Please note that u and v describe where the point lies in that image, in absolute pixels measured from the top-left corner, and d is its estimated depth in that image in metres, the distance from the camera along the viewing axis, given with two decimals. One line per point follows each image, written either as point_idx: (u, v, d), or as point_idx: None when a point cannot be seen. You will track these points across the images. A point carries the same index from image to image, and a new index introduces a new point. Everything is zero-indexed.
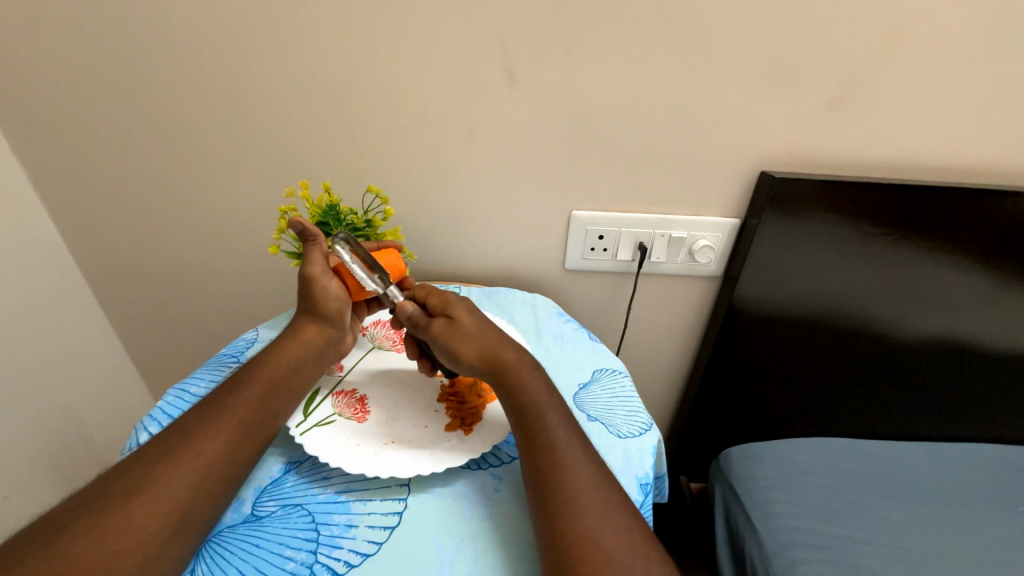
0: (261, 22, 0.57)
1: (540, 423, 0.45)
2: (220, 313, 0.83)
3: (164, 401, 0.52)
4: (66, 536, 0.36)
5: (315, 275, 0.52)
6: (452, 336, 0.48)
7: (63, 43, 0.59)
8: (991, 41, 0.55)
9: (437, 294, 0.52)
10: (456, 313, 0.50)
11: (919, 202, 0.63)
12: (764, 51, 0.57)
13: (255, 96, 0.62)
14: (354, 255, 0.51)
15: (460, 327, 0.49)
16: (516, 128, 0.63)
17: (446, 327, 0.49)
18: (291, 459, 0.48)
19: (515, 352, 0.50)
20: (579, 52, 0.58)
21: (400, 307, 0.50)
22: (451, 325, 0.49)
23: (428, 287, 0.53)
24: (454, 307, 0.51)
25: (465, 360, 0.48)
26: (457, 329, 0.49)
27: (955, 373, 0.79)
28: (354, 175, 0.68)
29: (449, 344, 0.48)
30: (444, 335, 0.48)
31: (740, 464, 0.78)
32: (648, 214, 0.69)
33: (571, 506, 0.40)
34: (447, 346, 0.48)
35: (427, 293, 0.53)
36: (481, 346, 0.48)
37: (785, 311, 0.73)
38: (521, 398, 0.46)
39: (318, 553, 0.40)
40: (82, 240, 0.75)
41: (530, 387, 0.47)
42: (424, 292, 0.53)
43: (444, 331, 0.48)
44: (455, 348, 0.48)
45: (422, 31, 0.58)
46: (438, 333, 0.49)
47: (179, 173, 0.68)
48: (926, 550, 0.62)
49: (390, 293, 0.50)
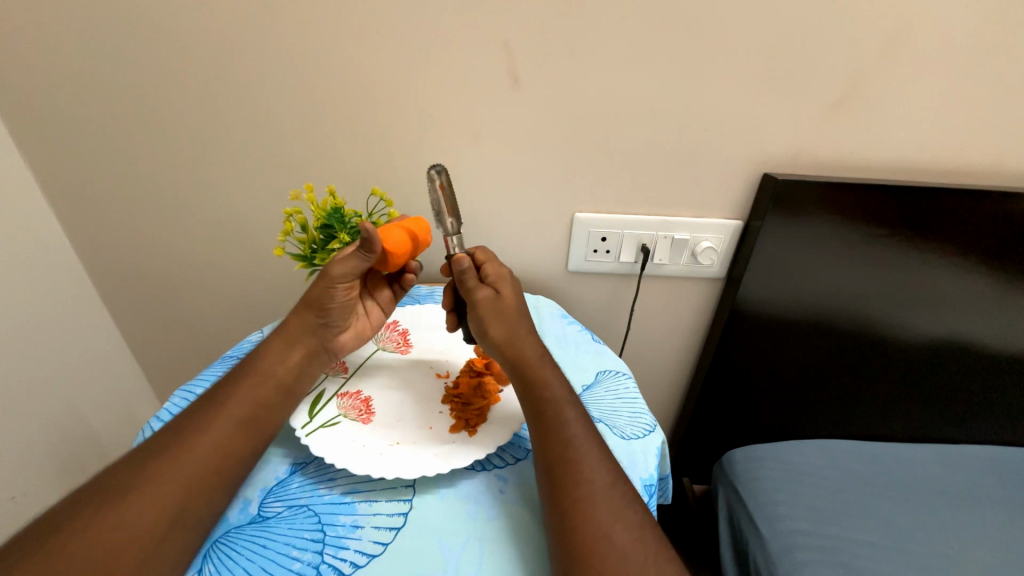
0: (267, 27, 0.58)
1: (557, 418, 0.45)
2: (225, 315, 0.83)
3: (171, 402, 0.52)
4: (70, 534, 0.37)
5: (332, 273, 0.50)
6: (493, 310, 0.49)
7: (70, 49, 0.60)
8: (992, 43, 0.56)
9: (492, 267, 0.52)
10: (505, 292, 0.50)
11: (921, 205, 0.63)
12: (766, 54, 0.57)
13: (261, 100, 0.63)
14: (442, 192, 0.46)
15: (504, 306, 0.49)
16: (518, 130, 0.64)
17: (492, 300, 0.49)
18: (297, 459, 0.48)
19: (535, 348, 0.49)
20: (582, 54, 0.58)
21: (457, 259, 0.49)
22: (495, 300, 0.49)
23: (486, 252, 0.54)
24: (503, 285, 0.51)
25: (492, 336, 0.49)
26: (501, 307, 0.49)
27: (958, 375, 0.79)
28: (358, 178, 0.68)
29: (486, 316, 0.49)
30: (486, 305, 0.49)
31: (743, 467, 0.78)
32: (651, 217, 0.69)
33: (584, 502, 0.40)
34: (484, 313, 0.49)
35: (485, 260, 0.53)
36: (514, 332, 0.49)
37: (787, 312, 0.73)
38: (539, 392, 0.47)
39: (324, 553, 0.40)
40: (87, 242, 0.75)
41: (549, 383, 0.47)
42: (484, 258, 0.53)
43: (488, 302, 0.49)
44: (489, 321, 0.49)
45: (426, 35, 0.58)
46: (482, 301, 0.49)
47: (184, 175, 0.69)
48: (931, 552, 0.62)
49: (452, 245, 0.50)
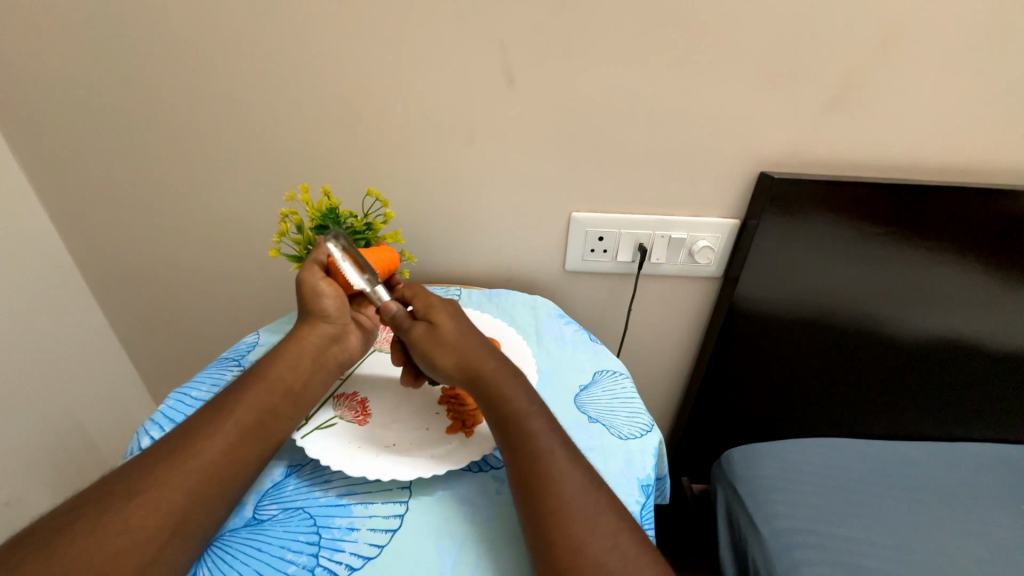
0: (261, 27, 0.58)
1: (521, 432, 0.45)
2: (221, 317, 0.83)
3: (166, 405, 0.52)
4: (68, 536, 0.36)
5: (306, 278, 0.53)
6: (431, 341, 0.49)
7: (63, 49, 0.60)
8: (990, 40, 0.55)
9: (422, 298, 0.53)
10: (439, 319, 0.51)
11: (919, 203, 0.63)
12: (763, 51, 0.57)
13: (256, 100, 0.62)
14: (344, 253, 0.53)
15: (440, 334, 0.50)
16: (515, 130, 0.63)
17: (427, 332, 0.50)
18: (293, 462, 0.48)
19: (490, 362, 0.49)
20: (578, 53, 0.58)
21: (384, 307, 0.51)
22: (431, 330, 0.50)
23: (416, 288, 0.55)
24: (437, 312, 0.52)
25: (441, 367, 0.49)
26: (437, 335, 0.50)
27: (956, 373, 0.79)
28: (354, 179, 0.68)
29: (427, 350, 0.49)
30: (423, 340, 0.50)
31: (742, 465, 0.78)
32: (648, 216, 0.69)
33: (557, 514, 0.40)
34: (425, 350, 0.50)
35: (414, 295, 0.54)
36: (459, 356, 0.49)
37: (785, 311, 0.73)
38: (501, 409, 0.46)
39: (319, 556, 0.40)
40: (82, 244, 0.75)
41: (510, 397, 0.47)
42: (410, 292, 0.54)
43: (424, 337, 0.50)
44: (432, 354, 0.49)
45: (421, 34, 0.58)
46: (418, 338, 0.50)
47: (179, 176, 0.68)
48: (928, 550, 0.62)
49: (377, 292, 0.52)
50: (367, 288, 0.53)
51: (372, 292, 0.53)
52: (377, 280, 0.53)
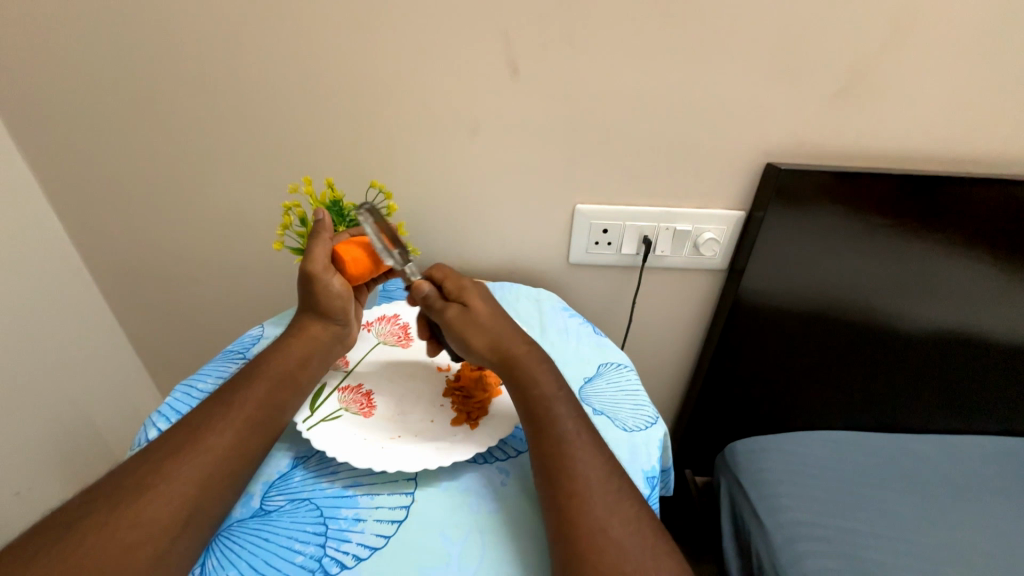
0: (264, 19, 0.57)
1: (549, 414, 0.45)
2: (225, 311, 0.83)
3: (172, 397, 0.52)
4: (79, 531, 0.36)
5: (318, 273, 0.52)
6: (466, 324, 0.49)
7: (65, 43, 0.59)
8: (1000, 30, 0.55)
9: (453, 279, 0.52)
10: (470, 300, 0.51)
11: (927, 194, 0.63)
12: (772, 40, 0.56)
13: (258, 91, 0.62)
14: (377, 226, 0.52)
15: (473, 315, 0.49)
16: (519, 121, 0.63)
17: (459, 313, 0.50)
18: (298, 453, 0.48)
19: (523, 346, 0.49)
20: (583, 43, 0.58)
21: (417, 287, 0.51)
22: (464, 312, 0.50)
23: (443, 267, 0.54)
24: (469, 294, 0.51)
25: (474, 349, 0.49)
26: (471, 317, 0.49)
27: (962, 365, 0.78)
28: (358, 171, 0.68)
29: (460, 332, 0.49)
30: (456, 321, 0.49)
31: (746, 457, 0.78)
32: (652, 208, 0.68)
33: (578, 497, 0.40)
34: (458, 332, 0.49)
35: (445, 275, 0.53)
36: (491, 338, 0.49)
37: (791, 303, 0.73)
38: (530, 392, 0.47)
39: (326, 547, 0.40)
40: (85, 238, 0.75)
41: (538, 380, 0.47)
42: (442, 273, 0.53)
43: (457, 318, 0.49)
44: (466, 335, 0.49)
45: (424, 24, 0.57)
46: (451, 319, 0.50)
47: (182, 169, 0.68)
48: (932, 542, 0.62)
49: (407, 270, 0.52)
50: (399, 266, 0.52)
51: (403, 270, 0.52)
52: (408, 257, 0.53)
